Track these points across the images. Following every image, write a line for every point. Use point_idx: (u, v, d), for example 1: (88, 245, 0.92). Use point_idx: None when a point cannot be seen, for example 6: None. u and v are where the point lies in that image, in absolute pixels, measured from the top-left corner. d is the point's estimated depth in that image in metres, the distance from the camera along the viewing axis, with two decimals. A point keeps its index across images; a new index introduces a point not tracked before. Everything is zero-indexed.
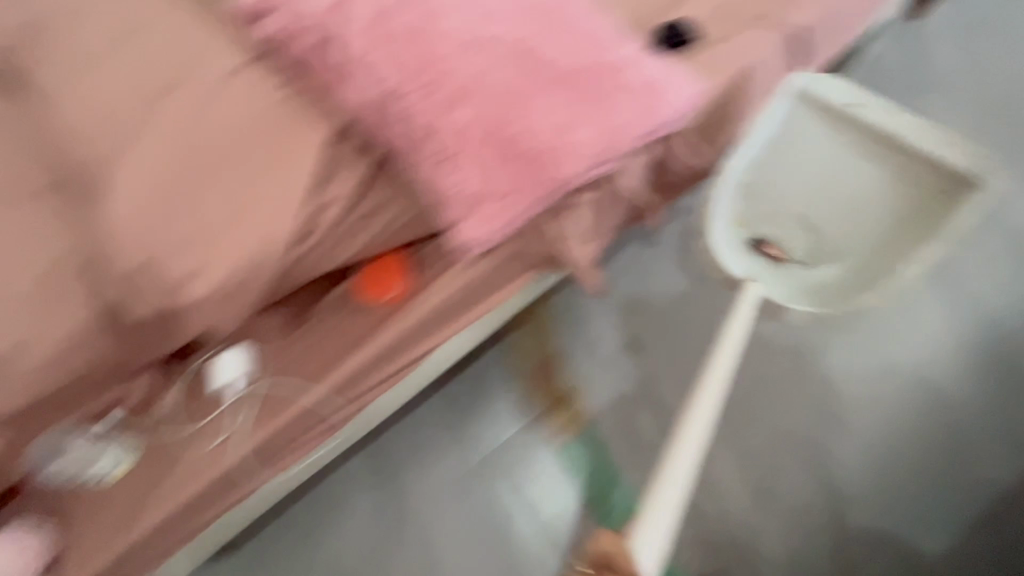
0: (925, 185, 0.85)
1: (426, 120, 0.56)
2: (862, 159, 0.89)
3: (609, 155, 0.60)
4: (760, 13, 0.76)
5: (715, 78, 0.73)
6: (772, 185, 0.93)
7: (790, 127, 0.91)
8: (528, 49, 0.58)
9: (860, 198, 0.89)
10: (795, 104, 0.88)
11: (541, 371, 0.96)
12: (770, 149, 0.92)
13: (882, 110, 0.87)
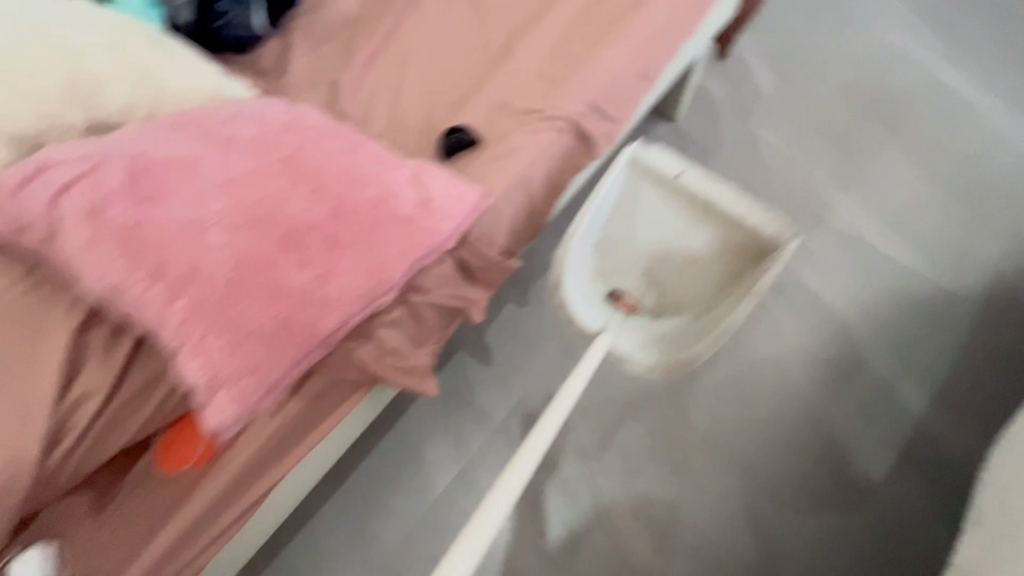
0: (752, 250, 0.82)
1: (156, 307, 0.53)
2: (699, 223, 0.84)
3: (374, 296, 0.61)
4: (532, 111, 0.82)
5: (496, 181, 0.78)
6: (622, 240, 0.86)
7: (630, 191, 0.86)
8: (267, 210, 0.58)
9: (695, 262, 0.84)
10: (630, 173, 0.85)
11: (439, 432, 1.25)
12: (617, 208, 0.86)
13: (711, 177, 0.83)
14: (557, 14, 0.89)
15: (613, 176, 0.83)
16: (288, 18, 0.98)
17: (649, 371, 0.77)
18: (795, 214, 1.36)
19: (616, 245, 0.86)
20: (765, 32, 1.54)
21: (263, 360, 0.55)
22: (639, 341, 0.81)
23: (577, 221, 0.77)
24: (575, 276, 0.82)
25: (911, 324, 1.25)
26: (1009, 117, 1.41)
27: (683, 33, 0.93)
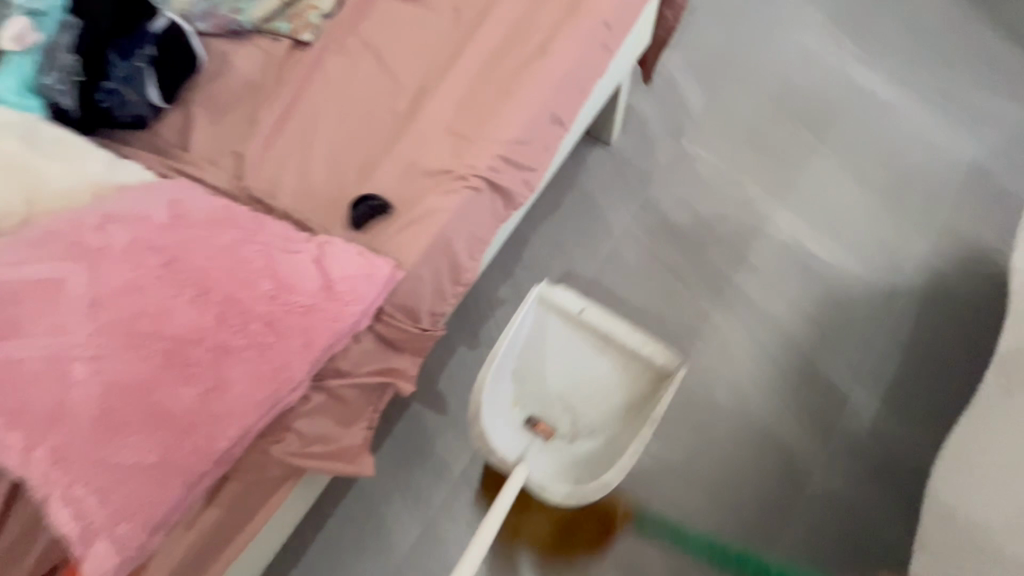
0: (646, 378, 0.95)
1: (22, 444, 0.51)
2: (601, 353, 0.96)
3: (273, 401, 0.59)
4: (441, 171, 0.79)
5: (409, 250, 0.76)
6: (536, 370, 0.96)
7: (541, 325, 0.97)
8: (142, 326, 0.55)
9: (601, 389, 0.96)
10: (539, 312, 0.95)
11: (405, 484, 1.21)
12: (530, 342, 0.96)
13: (609, 316, 0.94)
14: (462, 66, 0.87)
15: (522, 314, 0.93)
16: (188, 88, 0.94)
17: (566, 498, 0.89)
18: (736, 229, 1.38)
19: (531, 375, 0.96)
20: (691, 49, 1.56)
21: (150, 487, 0.54)
22: (556, 466, 0.93)
23: (490, 363, 0.87)
24: (496, 410, 0.92)
25: (858, 328, 1.26)
26: (932, 113, 1.44)
27: (597, 70, 0.89)
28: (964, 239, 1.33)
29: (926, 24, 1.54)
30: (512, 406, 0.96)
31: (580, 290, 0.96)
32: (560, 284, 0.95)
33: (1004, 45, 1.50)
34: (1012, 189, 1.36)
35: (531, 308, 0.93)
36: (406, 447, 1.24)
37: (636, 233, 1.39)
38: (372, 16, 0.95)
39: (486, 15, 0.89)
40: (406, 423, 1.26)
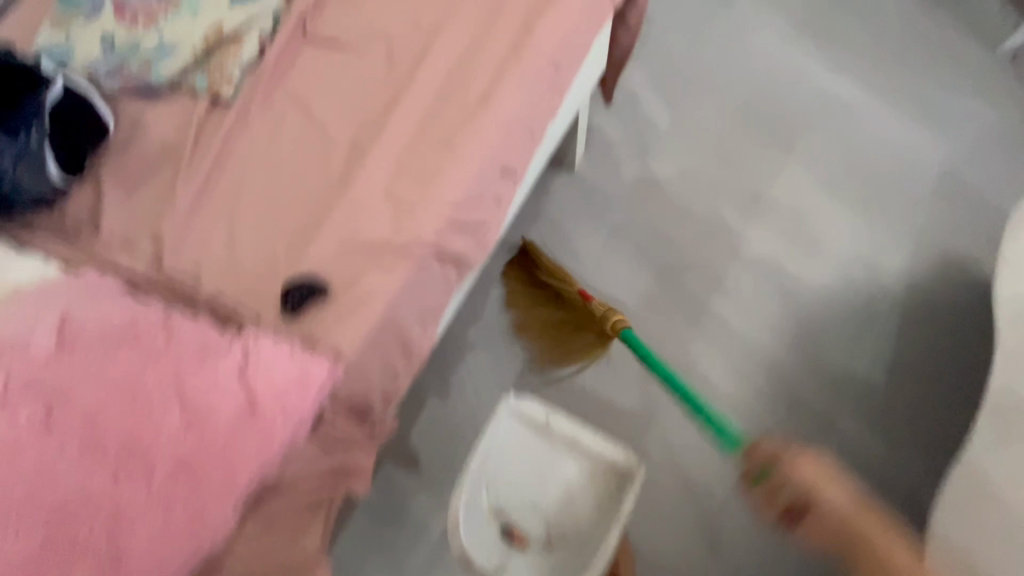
0: (614, 476, 0.99)
1: None
2: (568, 460, 1.01)
3: (194, 549, 0.54)
4: (381, 244, 0.71)
5: (348, 339, 0.67)
6: (508, 481, 1.01)
7: (510, 437, 1.02)
8: (36, 483, 0.51)
9: (570, 494, 1.00)
10: (506, 424, 1.02)
11: (385, 548, 1.16)
12: (498, 454, 1.01)
13: (571, 423, 0.99)
14: (399, 120, 0.79)
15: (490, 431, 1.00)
16: (96, 159, 0.84)
17: None
18: (710, 251, 1.33)
19: (505, 487, 1.01)
20: (653, 62, 1.51)
21: None
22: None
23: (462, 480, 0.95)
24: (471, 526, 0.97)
25: (839, 350, 1.23)
26: (901, 118, 1.40)
27: (548, 116, 0.83)
28: (941, 247, 1.29)
29: (891, 21, 1.49)
30: (487, 518, 1.00)
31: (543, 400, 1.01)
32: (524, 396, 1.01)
33: (971, 40, 1.45)
34: (985, 193, 1.33)
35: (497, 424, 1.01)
36: (382, 509, 1.18)
37: (608, 262, 1.33)
38: (301, 68, 0.86)
39: (423, 61, 0.81)
40: (381, 482, 1.20)
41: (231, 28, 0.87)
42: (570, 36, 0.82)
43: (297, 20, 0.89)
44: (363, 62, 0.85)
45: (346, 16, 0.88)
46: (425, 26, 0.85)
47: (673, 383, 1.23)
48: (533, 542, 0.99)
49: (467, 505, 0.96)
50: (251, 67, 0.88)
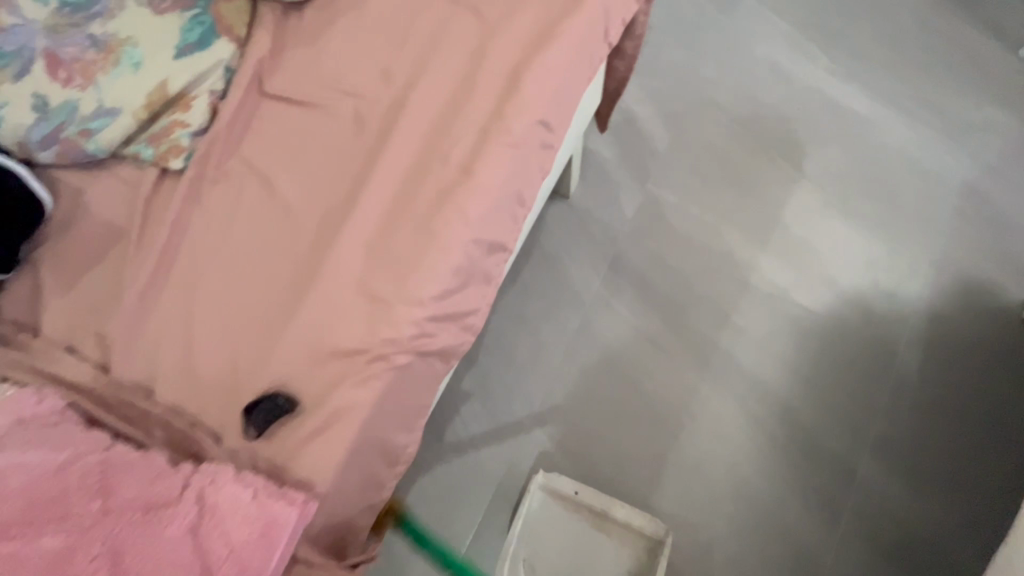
0: (642, 546, 1.10)
1: None
2: (603, 533, 1.12)
3: None
4: (354, 349, 0.63)
5: (321, 466, 0.60)
6: (546, 558, 1.11)
7: (544, 512, 1.14)
8: None
9: (605, 563, 1.10)
10: (540, 500, 1.14)
11: None
12: (533, 533, 1.13)
13: (600, 496, 1.11)
14: (370, 196, 0.69)
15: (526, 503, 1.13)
16: (33, 246, 0.75)
17: None
18: (717, 284, 1.24)
19: (542, 562, 1.11)
20: (649, 76, 1.40)
21: None
22: None
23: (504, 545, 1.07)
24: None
25: (857, 389, 1.16)
26: (918, 131, 1.30)
27: (539, 179, 0.73)
28: (962, 273, 1.21)
29: (905, 22, 1.38)
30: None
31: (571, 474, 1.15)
32: (553, 473, 1.15)
33: (990, 41, 1.35)
34: (1009, 211, 1.24)
35: (532, 498, 1.13)
36: None
37: (608, 301, 1.25)
38: (257, 131, 0.76)
39: (395, 123, 0.71)
40: None
41: (177, 87, 0.77)
42: (561, 90, 0.72)
43: (253, 74, 0.78)
44: (327, 123, 0.75)
45: (307, 67, 0.78)
46: (396, 81, 0.75)
47: (680, 431, 1.16)
48: None
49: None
50: (202, 131, 0.78)
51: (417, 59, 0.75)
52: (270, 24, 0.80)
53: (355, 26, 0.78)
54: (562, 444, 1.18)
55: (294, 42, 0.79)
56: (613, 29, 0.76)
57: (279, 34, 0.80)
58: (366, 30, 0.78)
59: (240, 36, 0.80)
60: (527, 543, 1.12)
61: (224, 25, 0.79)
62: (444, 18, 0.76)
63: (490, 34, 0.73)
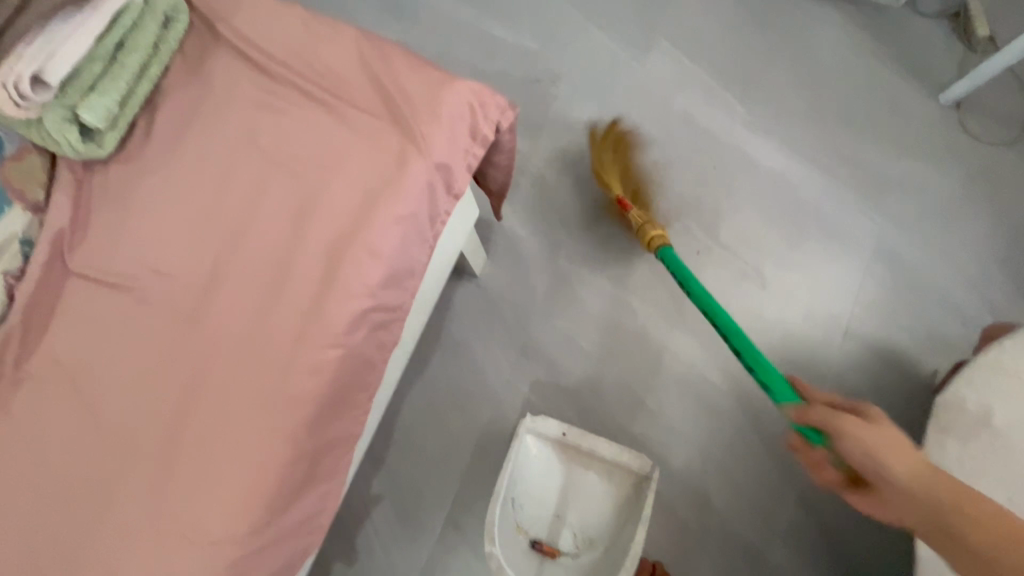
0: (629, 481, 1.05)
1: None
2: (587, 467, 1.07)
3: None
4: None
5: None
6: (533, 493, 1.07)
7: (528, 452, 1.07)
8: None
9: (591, 495, 1.07)
10: (525, 443, 1.06)
11: None
12: (522, 470, 1.06)
13: (585, 436, 1.04)
14: (179, 410, 0.63)
15: (516, 447, 1.03)
16: None
17: None
18: (633, 363, 1.20)
19: (526, 496, 1.07)
20: (560, 134, 1.33)
21: None
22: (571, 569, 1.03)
23: (497, 491, 0.97)
24: (506, 546, 1.00)
25: (771, 473, 1.14)
26: (835, 188, 1.25)
27: (380, 362, 0.67)
28: (879, 342, 1.18)
29: (825, 67, 1.31)
30: (517, 534, 1.04)
31: (558, 418, 1.06)
32: (541, 418, 1.05)
33: (912, 86, 1.28)
34: (927, 273, 1.19)
35: (520, 442, 1.05)
36: None
37: (520, 388, 1.20)
38: (61, 319, 0.67)
39: (209, 319, 0.65)
40: None
41: None
42: (394, 267, 0.64)
43: (51, 248, 0.69)
44: (135, 309, 0.66)
45: (109, 239, 0.68)
46: (209, 261, 0.66)
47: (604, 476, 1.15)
48: (564, 549, 1.05)
49: (503, 526, 0.99)
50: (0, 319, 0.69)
51: (232, 231, 0.66)
52: (69, 185, 0.70)
53: (166, 185, 0.69)
54: (474, 539, 1.14)
55: (99, 206, 0.69)
56: (456, 182, 0.67)
57: (81, 195, 0.70)
58: (178, 192, 0.68)
59: (38, 201, 0.70)
60: (517, 485, 1.05)
61: (15, 190, 0.69)
62: (262, 180, 0.67)
63: (313, 203, 0.65)
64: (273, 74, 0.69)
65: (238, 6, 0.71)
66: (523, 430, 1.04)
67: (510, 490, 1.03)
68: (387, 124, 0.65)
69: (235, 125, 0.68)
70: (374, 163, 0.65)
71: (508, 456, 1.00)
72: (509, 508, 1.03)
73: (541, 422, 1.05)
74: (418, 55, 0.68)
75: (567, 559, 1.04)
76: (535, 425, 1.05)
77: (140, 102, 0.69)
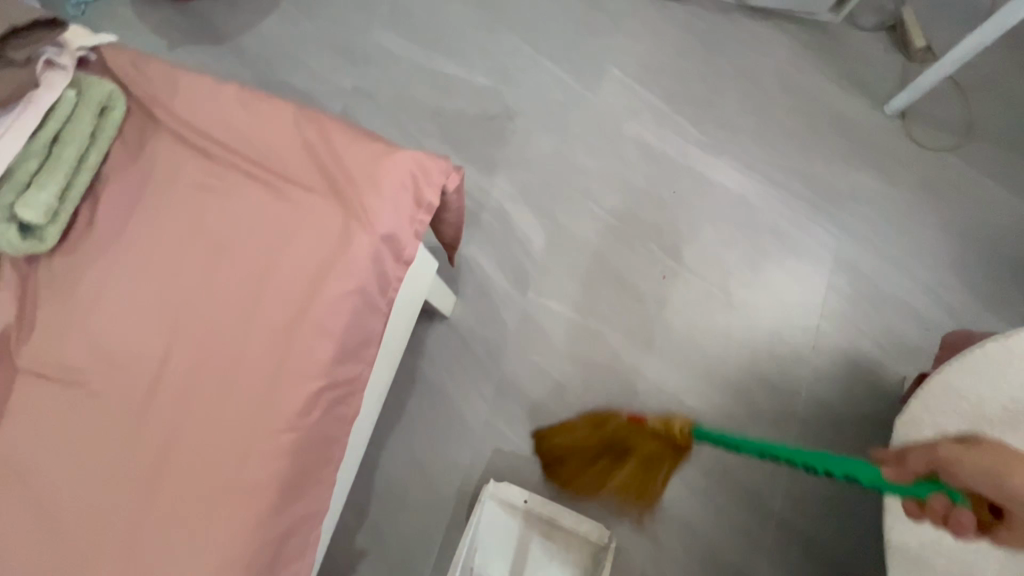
0: (588, 550, 1.10)
1: None
2: (548, 536, 1.12)
3: None
4: None
5: None
6: (493, 556, 1.14)
7: (491, 518, 1.13)
8: None
9: (550, 562, 1.12)
10: (488, 509, 1.12)
11: None
12: (484, 535, 1.13)
13: (546, 506, 1.09)
14: (136, 506, 0.62)
15: (477, 515, 1.10)
16: None
17: None
18: (609, 394, 1.20)
19: (486, 558, 1.14)
20: (520, 169, 1.34)
21: None
22: None
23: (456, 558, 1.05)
24: None
25: (751, 495, 1.14)
26: (791, 204, 1.28)
27: (341, 436, 0.68)
28: (848, 354, 1.19)
29: (772, 87, 1.35)
30: None
31: (520, 487, 1.10)
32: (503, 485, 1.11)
33: (856, 99, 1.32)
34: (887, 282, 1.22)
35: (482, 509, 1.11)
36: None
37: (498, 428, 1.20)
38: (9, 420, 0.66)
39: (162, 409, 0.64)
40: None
41: None
42: (347, 343, 0.65)
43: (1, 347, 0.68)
44: (85, 405, 0.65)
45: (54, 337, 0.67)
46: (157, 348, 0.65)
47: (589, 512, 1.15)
48: None
49: None
50: None
51: (181, 318, 0.65)
52: (15, 281, 0.69)
53: (109, 274, 0.68)
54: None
55: (44, 300, 0.68)
56: (404, 250, 0.68)
57: (28, 289, 0.69)
58: (123, 282, 0.67)
59: None
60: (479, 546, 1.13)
61: None
62: (207, 263, 0.66)
63: (262, 285, 0.65)
64: (213, 155, 0.69)
65: (176, 88, 0.71)
66: (484, 498, 1.10)
67: (471, 552, 1.11)
68: (329, 199, 0.65)
69: (177, 208, 0.68)
70: (319, 240, 0.65)
71: (468, 525, 1.07)
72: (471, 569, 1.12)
73: (501, 490, 1.10)
74: (359, 129, 0.70)
75: None
76: (497, 492, 1.11)
77: (82, 192, 0.68)
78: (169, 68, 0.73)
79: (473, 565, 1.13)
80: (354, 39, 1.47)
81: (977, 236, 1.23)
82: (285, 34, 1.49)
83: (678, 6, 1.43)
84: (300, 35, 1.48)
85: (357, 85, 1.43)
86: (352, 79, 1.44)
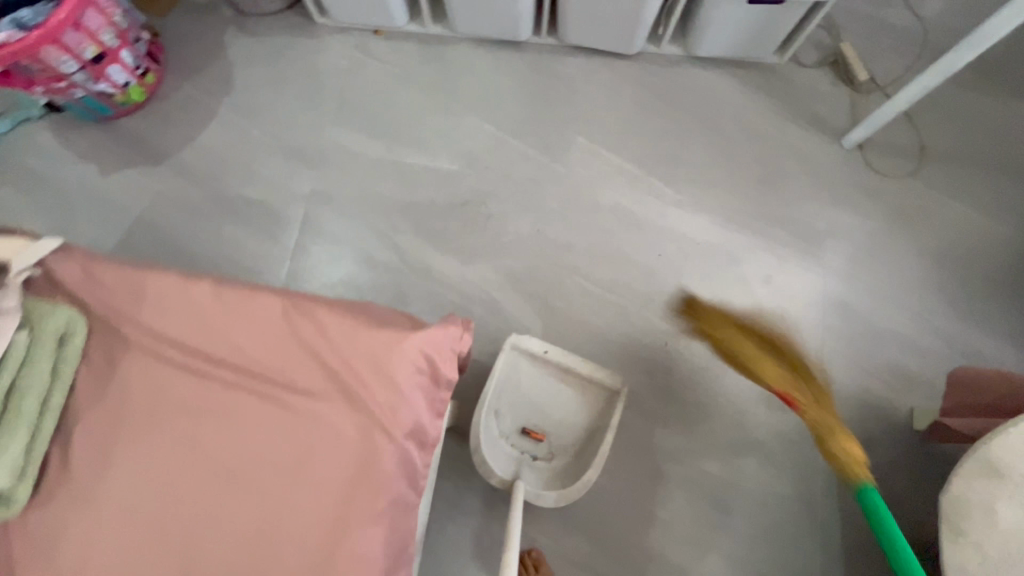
0: (601, 397, 1.14)
1: None
2: (563, 383, 1.15)
3: None
4: None
5: None
6: (511, 404, 1.15)
7: (511, 368, 1.14)
8: None
9: (566, 407, 1.15)
10: (508, 359, 1.13)
11: None
12: (503, 383, 1.14)
13: (564, 353, 1.11)
14: None
15: (499, 363, 1.10)
16: None
17: (554, 503, 1.04)
18: (632, 478, 1.17)
19: (504, 407, 1.15)
20: (502, 254, 1.30)
21: None
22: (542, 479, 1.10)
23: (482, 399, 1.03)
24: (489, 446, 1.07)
25: (789, 552, 1.14)
26: (773, 248, 1.29)
27: None
28: (857, 394, 1.21)
29: (733, 135, 1.36)
30: (500, 438, 1.12)
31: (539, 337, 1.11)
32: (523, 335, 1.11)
33: (814, 137, 1.35)
34: (876, 313, 1.25)
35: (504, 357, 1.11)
36: None
37: (527, 533, 1.15)
38: None
39: None
40: None
41: None
42: (387, 560, 0.59)
43: None
44: None
45: None
46: None
47: None
48: (540, 453, 1.14)
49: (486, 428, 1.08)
50: None
51: (190, 566, 0.57)
52: None
53: (96, 527, 0.59)
54: None
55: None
56: (429, 436, 0.64)
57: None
58: (110, 543, 0.58)
59: None
60: (498, 396, 1.13)
61: None
62: (213, 494, 0.59)
63: (281, 514, 0.58)
64: (200, 372, 0.62)
65: (141, 298, 0.64)
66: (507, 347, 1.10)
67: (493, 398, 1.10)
68: (341, 404, 0.61)
69: (166, 441, 0.60)
70: (339, 452, 0.60)
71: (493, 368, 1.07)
72: (491, 413, 1.12)
73: (521, 339, 1.11)
74: (359, 315, 0.64)
75: (543, 461, 1.13)
76: (517, 341, 1.11)
77: (51, 433, 0.60)
78: (128, 272, 0.65)
79: (497, 411, 1.14)
80: (305, 139, 1.40)
81: (952, 255, 1.27)
82: (229, 143, 1.40)
83: (629, 63, 1.43)
84: (245, 142, 1.40)
85: (317, 189, 1.36)
86: (310, 182, 1.36)
